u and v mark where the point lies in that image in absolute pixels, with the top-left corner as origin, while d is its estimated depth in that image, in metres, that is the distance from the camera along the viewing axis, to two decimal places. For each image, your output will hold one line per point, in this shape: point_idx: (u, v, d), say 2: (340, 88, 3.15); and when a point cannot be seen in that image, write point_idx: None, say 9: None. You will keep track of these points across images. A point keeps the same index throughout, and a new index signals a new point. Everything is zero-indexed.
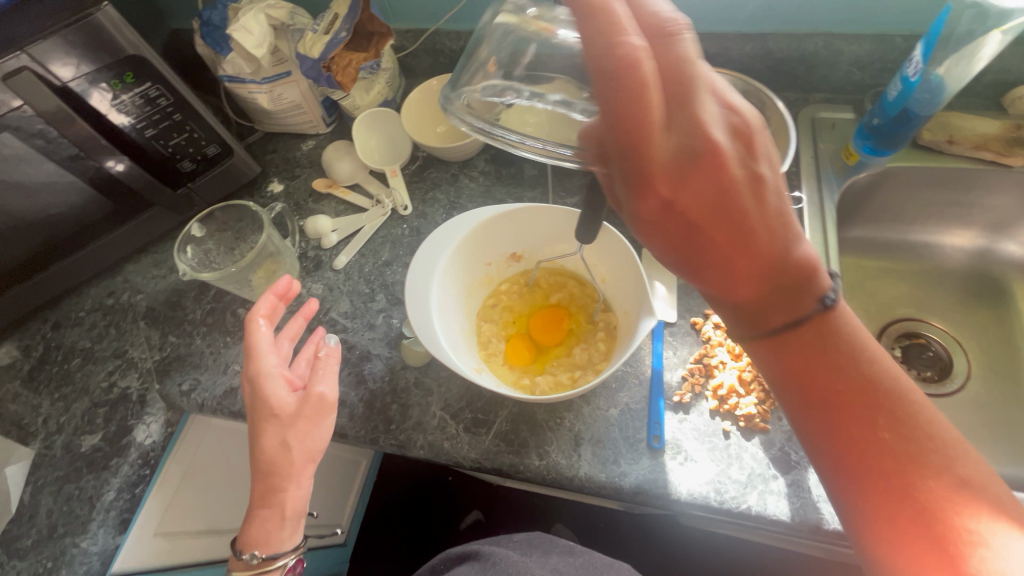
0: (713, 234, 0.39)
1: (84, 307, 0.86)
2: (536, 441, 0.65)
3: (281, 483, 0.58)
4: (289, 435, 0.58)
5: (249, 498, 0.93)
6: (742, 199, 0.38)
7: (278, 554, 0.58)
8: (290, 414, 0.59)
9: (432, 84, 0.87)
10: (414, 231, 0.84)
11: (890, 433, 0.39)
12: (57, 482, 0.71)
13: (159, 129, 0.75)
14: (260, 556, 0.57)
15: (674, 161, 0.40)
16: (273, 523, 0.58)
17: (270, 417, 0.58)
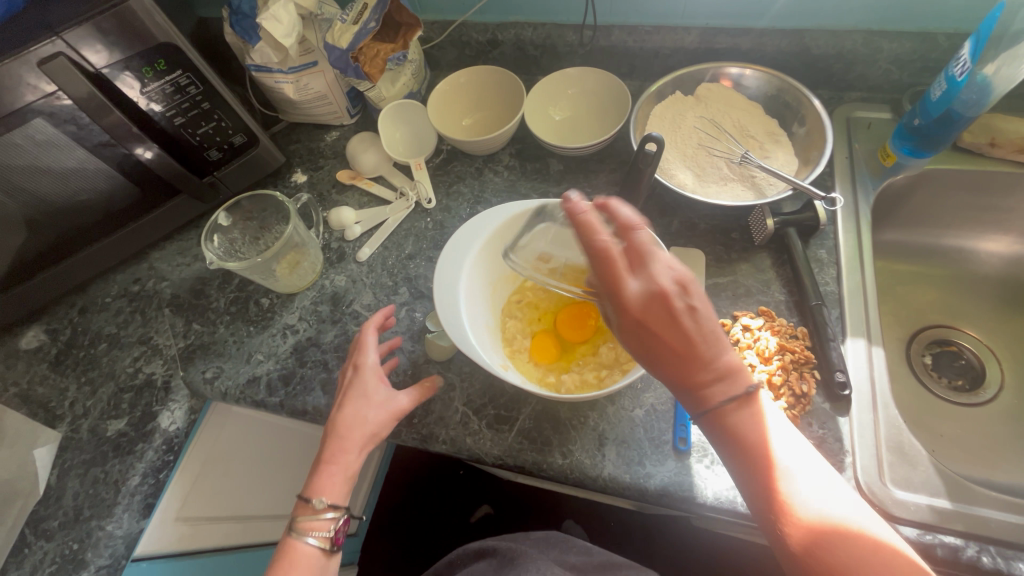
0: (661, 340, 0.48)
1: (110, 293, 0.87)
2: (560, 440, 0.64)
3: (350, 448, 0.58)
4: (373, 408, 0.59)
5: None
6: (686, 319, 0.47)
7: (336, 506, 0.57)
8: (381, 397, 0.60)
9: (460, 76, 0.86)
10: (438, 224, 0.83)
11: (807, 523, 0.43)
12: (84, 464, 0.72)
13: (188, 118, 0.75)
14: (326, 502, 0.56)
15: (647, 284, 0.48)
16: (341, 477, 0.57)
17: (360, 389, 0.60)
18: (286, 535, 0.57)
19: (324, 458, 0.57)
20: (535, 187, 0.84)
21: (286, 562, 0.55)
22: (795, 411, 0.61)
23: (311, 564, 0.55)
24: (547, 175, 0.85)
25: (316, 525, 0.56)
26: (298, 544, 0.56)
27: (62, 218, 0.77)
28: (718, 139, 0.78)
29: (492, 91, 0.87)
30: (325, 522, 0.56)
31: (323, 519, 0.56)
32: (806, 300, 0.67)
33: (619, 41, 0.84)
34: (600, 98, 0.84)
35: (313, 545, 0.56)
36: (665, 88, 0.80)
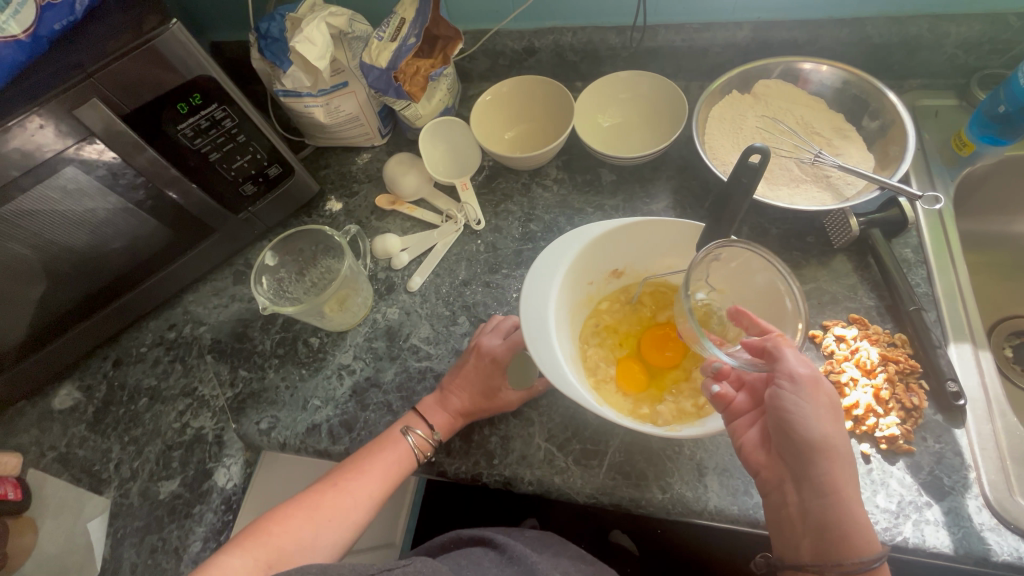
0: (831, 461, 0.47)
1: (145, 343, 0.82)
2: (656, 473, 0.60)
3: (447, 405, 0.64)
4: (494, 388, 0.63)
5: None
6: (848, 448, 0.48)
7: (438, 436, 0.62)
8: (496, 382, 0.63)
9: (504, 86, 0.81)
10: (490, 246, 0.79)
11: None
12: (139, 532, 0.68)
13: (224, 153, 0.70)
14: (436, 435, 0.62)
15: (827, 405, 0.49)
16: (451, 420, 0.63)
17: (488, 365, 0.63)
18: (393, 427, 0.63)
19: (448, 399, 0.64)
20: (589, 200, 0.80)
21: (385, 447, 0.61)
22: (907, 426, 0.57)
23: (400, 462, 0.61)
24: (600, 186, 0.81)
25: (421, 439, 0.62)
26: (399, 440, 0.61)
27: (93, 269, 0.72)
28: (782, 138, 0.74)
29: (535, 102, 0.83)
30: (426, 441, 0.62)
31: (427, 438, 0.62)
32: (902, 306, 0.63)
33: (666, 41, 0.80)
34: (653, 102, 0.81)
35: (410, 447, 0.61)
36: (721, 88, 0.76)
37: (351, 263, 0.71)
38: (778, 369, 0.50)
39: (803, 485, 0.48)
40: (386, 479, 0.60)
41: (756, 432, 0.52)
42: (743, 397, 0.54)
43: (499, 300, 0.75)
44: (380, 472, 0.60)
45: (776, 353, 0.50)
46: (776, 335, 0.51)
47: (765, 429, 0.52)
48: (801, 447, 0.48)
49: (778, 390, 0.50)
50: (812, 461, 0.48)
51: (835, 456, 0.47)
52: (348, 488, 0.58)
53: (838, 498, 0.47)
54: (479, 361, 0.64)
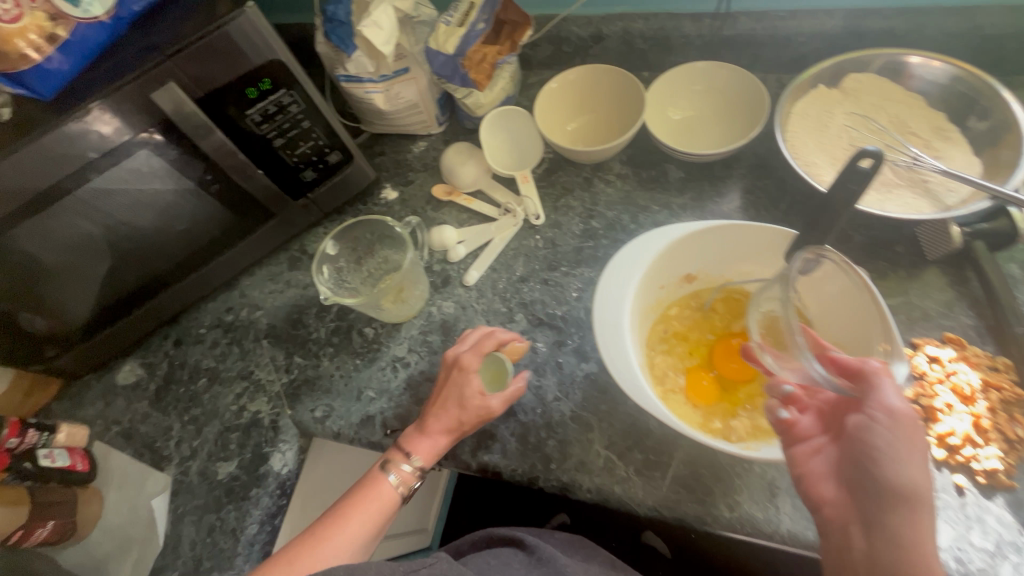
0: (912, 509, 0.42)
1: (204, 324, 0.83)
2: (723, 490, 0.58)
3: (432, 431, 0.61)
4: (471, 405, 0.60)
5: None
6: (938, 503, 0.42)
7: (423, 469, 0.60)
8: (474, 397, 0.60)
9: (568, 75, 0.77)
10: (549, 242, 0.77)
11: None
12: (198, 511, 0.69)
13: (288, 139, 0.69)
14: (418, 464, 0.60)
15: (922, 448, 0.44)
16: (434, 446, 0.61)
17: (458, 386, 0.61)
18: (373, 467, 0.61)
19: (433, 427, 0.61)
20: (654, 197, 0.76)
21: (370, 493, 0.59)
22: (1009, 460, 0.53)
23: (387, 505, 0.59)
24: (667, 184, 0.77)
25: (403, 474, 0.60)
26: (381, 481, 0.60)
27: (159, 250, 0.73)
28: (875, 137, 0.68)
29: (602, 92, 0.79)
30: (410, 476, 0.60)
31: (410, 473, 0.60)
32: (1007, 327, 0.58)
33: (746, 29, 0.75)
34: (732, 97, 0.75)
35: (394, 488, 0.59)
36: (809, 81, 0.71)
37: (412, 256, 0.70)
38: (868, 398, 0.46)
39: (874, 530, 0.43)
40: (372, 528, 0.57)
41: (824, 461, 0.48)
42: (811, 421, 0.50)
43: (558, 298, 0.72)
44: (367, 522, 0.57)
45: (872, 380, 0.46)
46: (876, 362, 0.47)
47: (835, 460, 0.48)
48: (881, 485, 0.43)
49: (868, 421, 0.45)
50: (889, 502, 0.43)
51: (915, 501, 0.42)
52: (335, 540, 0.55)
53: (917, 556, 0.41)
54: (453, 377, 0.62)
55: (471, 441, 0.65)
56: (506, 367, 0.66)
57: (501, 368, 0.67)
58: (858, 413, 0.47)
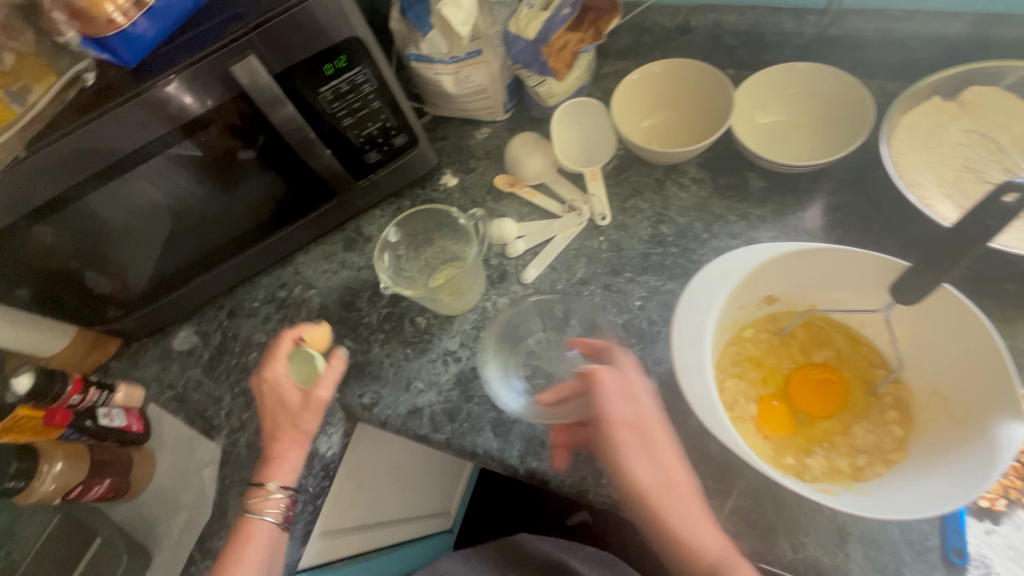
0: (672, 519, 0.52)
1: (257, 298, 0.83)
2: (788, 529, 0.54)
3: (285, 444, 0.64)
4: (299, 411, 0.63)
5: (395, 501, 0.92)
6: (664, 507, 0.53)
7: (283, 488, 0.63)
8: (298, 403, 0.64)
9: (652, 68, 0.73)
10: (614, 245, 0.73)
11: None
12: (244, 483, 0.70)
13: (357, 118, 0.67)
14: (275, 487, 0.62)
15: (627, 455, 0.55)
16: (287, 465, 0.63)
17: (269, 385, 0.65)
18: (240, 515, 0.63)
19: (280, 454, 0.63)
20: (731, 206, 0.72)
21: (243, 536, 0.61)
22: None
23: (266, 538, 0.62)
24: (746, 193, 0.72)
25: (267, 504, 0.62)
26: (253, 521, 0.62)
27: (220, 221, 0.73)
28: (993, 160, 0.62)
29: (685, 88, 0.74)
30: (270, 502, 0.62)
31: (269, 499, 0.62)
32: None
33: (853, 30, 0.68)
34: (829, 104, 0.69)
35: (267, 521, 0.62)
36: (923, 92, 0.64)
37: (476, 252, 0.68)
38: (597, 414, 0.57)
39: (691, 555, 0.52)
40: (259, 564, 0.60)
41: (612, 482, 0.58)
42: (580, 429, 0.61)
43: (620, 305, 0.69)
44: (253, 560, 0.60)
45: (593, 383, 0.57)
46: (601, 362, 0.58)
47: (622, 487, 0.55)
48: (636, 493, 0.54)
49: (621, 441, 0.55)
50: (645, 506, 0.54)
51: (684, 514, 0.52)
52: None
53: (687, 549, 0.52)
54: (268, 389, 0.65)
55: (519, 446, 0.64)
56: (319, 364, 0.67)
57: (316, 362, 0.67)
58: (626, 431, 0.55)
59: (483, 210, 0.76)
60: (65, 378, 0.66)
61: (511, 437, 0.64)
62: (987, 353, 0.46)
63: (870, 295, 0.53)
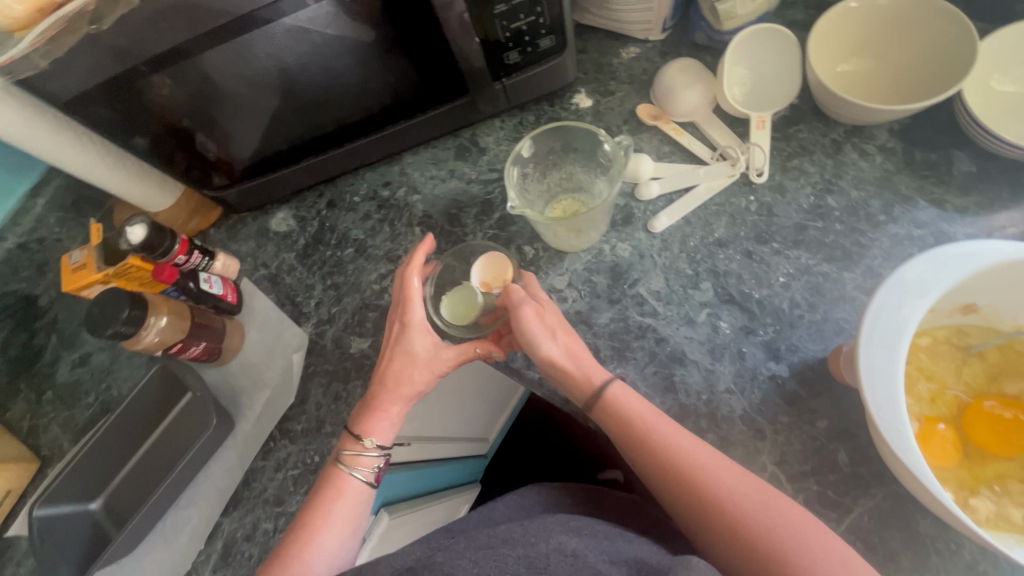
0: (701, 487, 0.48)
1: (359, 193, 0.80)
2: (913, 562, 0.48)
3: (392, 401, 0.59)
4: (419, 364, 0.60)
5: (449, 420, 0.91)
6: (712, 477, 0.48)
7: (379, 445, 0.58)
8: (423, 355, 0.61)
9: (877, 0, 0.59)
10: (764, 209, 0.63)
11: None
12: (327, 375, 0.70)
13: (512, 7, 0.58)
14: (374, 442, 0.58)
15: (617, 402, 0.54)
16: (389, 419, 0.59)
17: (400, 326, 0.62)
18: (330, 464, 0.58)
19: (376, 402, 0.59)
20: (924, 188, 0.59)
21: (332, 493, 0.56)
22: None
23: (358, 498, 0.57)
24: (947, 176, 0.59)
25: (362, 461, 0.58)
26: (345, 477, 0.57)
27: (339, 103, 0.68)
28: None
29: (906, 34, 0.60)
30: (369, 460, 0.58)
31: (367, 456, 0.57)
32: None
33: None
34: None
35: (359, 479, 0.57)
36: None
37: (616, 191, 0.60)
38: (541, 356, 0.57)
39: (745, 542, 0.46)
40: (345, 520, 0.55)
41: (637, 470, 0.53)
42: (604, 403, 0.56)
43: (759, 278, 0.61)
44: (341, 516, 0.55)
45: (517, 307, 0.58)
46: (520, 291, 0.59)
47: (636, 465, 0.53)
48: (623, 426, 0.53)
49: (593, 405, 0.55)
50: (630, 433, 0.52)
51: (729, 488, 0.47)
52: (314, 548, 0.53)
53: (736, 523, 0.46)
54: (398, 332, 0.62)
55: None
56: (478, 300, 0.65)
57: (472, 304, 0.65)
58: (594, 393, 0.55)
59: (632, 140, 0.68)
60: (174, 237, 0.66)
61: None
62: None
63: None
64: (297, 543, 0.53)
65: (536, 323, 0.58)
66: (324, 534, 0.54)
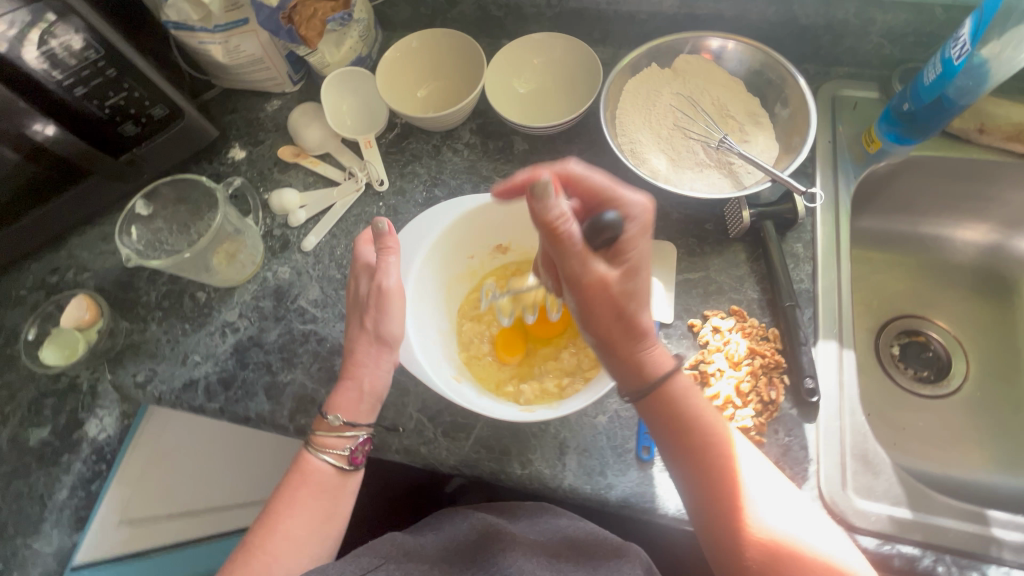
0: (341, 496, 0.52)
1: (26, 286, 0.77)
2: (519, 449, 0.61)
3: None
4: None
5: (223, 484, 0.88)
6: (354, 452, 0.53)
7: (355, 425, 0.53)
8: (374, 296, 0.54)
9: (410, 42, 0.78)
10: (391, 210, 0.76)
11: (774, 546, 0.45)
12: (5, 477, 0.67)
13: (93, 88, 0.64)
14: (341, 420, 0.53)
15: (328, 469, 0.52)
16: (355, 394, 0.53)
17: (367, 335, 0.54)
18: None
19: None
20: (497, 168, 0.77)
21: (297, 475, 0.52)
22: (762, 420, 0.58)
23: (325, 483, 0.52)
24: (511, 155, 0.77)
25: (331, 443, 0.53)
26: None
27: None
28: (695, 120, 0.72)
29: (448, 59, 0.80)
30: (340, 440, 0.53)
31: (341, 437, 0.53)
32: (779, 300, 0.63)
33: (591, 3, 0.75)
34: (572, 73, 0.78)
35: (328, 463, 0.52)
36: (640, 60, 0.73)
37: (225, 214, 0.69)
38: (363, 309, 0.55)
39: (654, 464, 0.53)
40: (315, 510, 0.50)
41: (322, 472, 0.52)
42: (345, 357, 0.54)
43: None
44: (309, 507, 0.50)
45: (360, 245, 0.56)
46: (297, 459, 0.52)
47: (299, 482, 0.51)
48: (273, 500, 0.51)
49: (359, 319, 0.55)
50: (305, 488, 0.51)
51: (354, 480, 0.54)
52: (275, 552, 0.48)
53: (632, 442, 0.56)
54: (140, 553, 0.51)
55: (290, 405, 0.66)
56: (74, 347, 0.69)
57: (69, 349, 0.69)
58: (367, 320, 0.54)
59: (241, 179, 0.76)
60: None
61: (283, 398, 0.66)
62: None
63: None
64: (254, 551, 0.48)
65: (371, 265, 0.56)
66: (288, 523, 0.49)
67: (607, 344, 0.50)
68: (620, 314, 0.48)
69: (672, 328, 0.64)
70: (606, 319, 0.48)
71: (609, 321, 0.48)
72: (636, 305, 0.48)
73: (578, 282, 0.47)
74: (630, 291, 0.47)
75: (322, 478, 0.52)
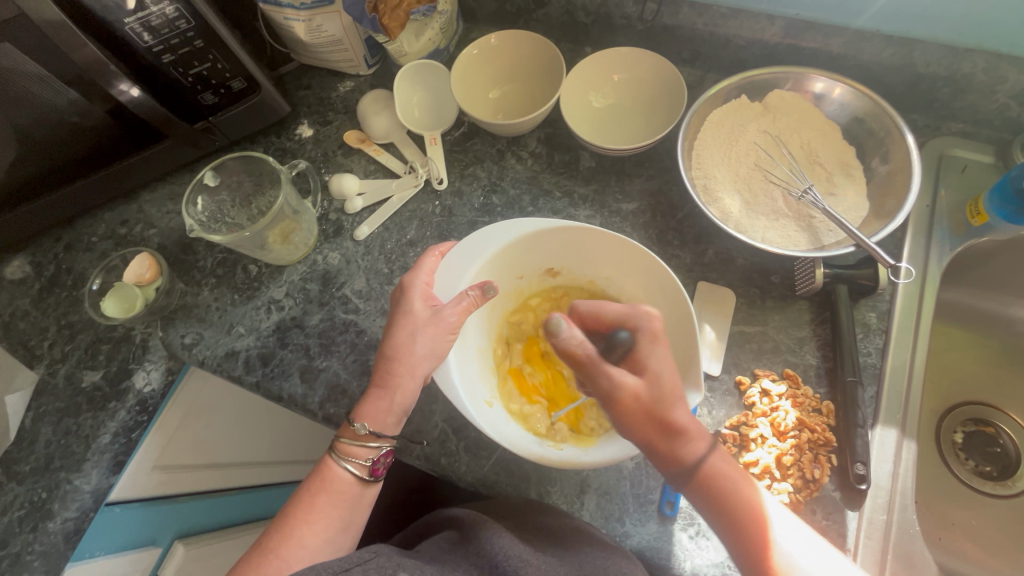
0: (356, 510, 0.52)
1: (97, 233, 0.81)
2: (539, 478, 0.60)
3: None
4: None
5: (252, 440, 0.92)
6: (376, 467, 0.53)
7: (380, 436, 0.53)
8: (424, 314, 0.54)
9: (490, 40, 0.76)
10: (446, 211, 0.75)
11: None
12: (57, 413, 0.72)
13: (179, 56, 0.65)
14: (367, 429, 0.53)
15: (348, 481, 0.52)
16: (386, 405, 0.53)
17: (411, 346, 0.53)
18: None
19: None
20: (559, 182, 0.74)
21: (319, 481, 0.52)
22: (800, 496, 0.55)
23: (345, 492, 0.51)
24: (576, 171, 0.74)
25: (355, 451, 0.53)
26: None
27: (25, 155, 0.67)
28: (777, 162, 0.67)
29: (527, 63, 0.78)
30: (364, 449, 0.53)
31: (365, 446, 0.53)
32: (840, 374, 0.59)
33: (686, 21, 0.70)
34: (653, 93, 0.75)
35: (350, 472, 0.52)
36: (729, 90, 0.68)
37: (287, 195, 0.69)
38: (416, 322, 0.53)
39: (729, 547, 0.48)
40: (331, 519, 0.50)
41: (342, 484, 0.52)
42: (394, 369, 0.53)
43: None
44: (327, 514, 0.50)
45: (418, 261, 0.56)
46: (320, 464, 0.53)
47: (320, 492, 0.51)
48: (291, 510, 0.50)
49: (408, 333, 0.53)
50: (324, 497, 0.51)
51: (371, 494, 0.54)
52: (291, 559, 0.47)
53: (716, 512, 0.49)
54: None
55: (322, 392, 0.67)
56: (129, 303, 0.72)
57: (126, 305, 0.73)
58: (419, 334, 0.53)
59: (305, 162, 0.76)
60: None
61: (316, 383, 0.67)
62: (673, 289, 0.56)
63: (626, 277, 0.60)
64: (268, 556, 0.47)
65: (424, 285, 0.55)
66: (306, 531, 0.48)
67: (653, 453, 0.48)
68: (656, 424, 0.47)
69: (718, 382, 0.61)
70: (646, 431, 0.47)
71: (646, 431, 0.47)
72: (669, 405, 0.46)
73: (608, 399, 0.48)
74: (659, 397, 0.47)
75: (340, 489, 0.51)
